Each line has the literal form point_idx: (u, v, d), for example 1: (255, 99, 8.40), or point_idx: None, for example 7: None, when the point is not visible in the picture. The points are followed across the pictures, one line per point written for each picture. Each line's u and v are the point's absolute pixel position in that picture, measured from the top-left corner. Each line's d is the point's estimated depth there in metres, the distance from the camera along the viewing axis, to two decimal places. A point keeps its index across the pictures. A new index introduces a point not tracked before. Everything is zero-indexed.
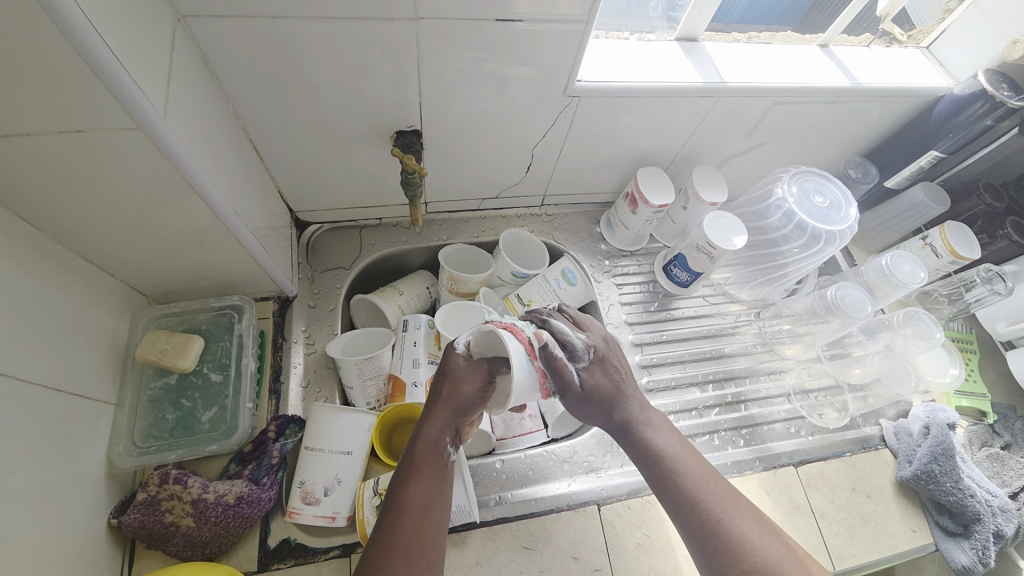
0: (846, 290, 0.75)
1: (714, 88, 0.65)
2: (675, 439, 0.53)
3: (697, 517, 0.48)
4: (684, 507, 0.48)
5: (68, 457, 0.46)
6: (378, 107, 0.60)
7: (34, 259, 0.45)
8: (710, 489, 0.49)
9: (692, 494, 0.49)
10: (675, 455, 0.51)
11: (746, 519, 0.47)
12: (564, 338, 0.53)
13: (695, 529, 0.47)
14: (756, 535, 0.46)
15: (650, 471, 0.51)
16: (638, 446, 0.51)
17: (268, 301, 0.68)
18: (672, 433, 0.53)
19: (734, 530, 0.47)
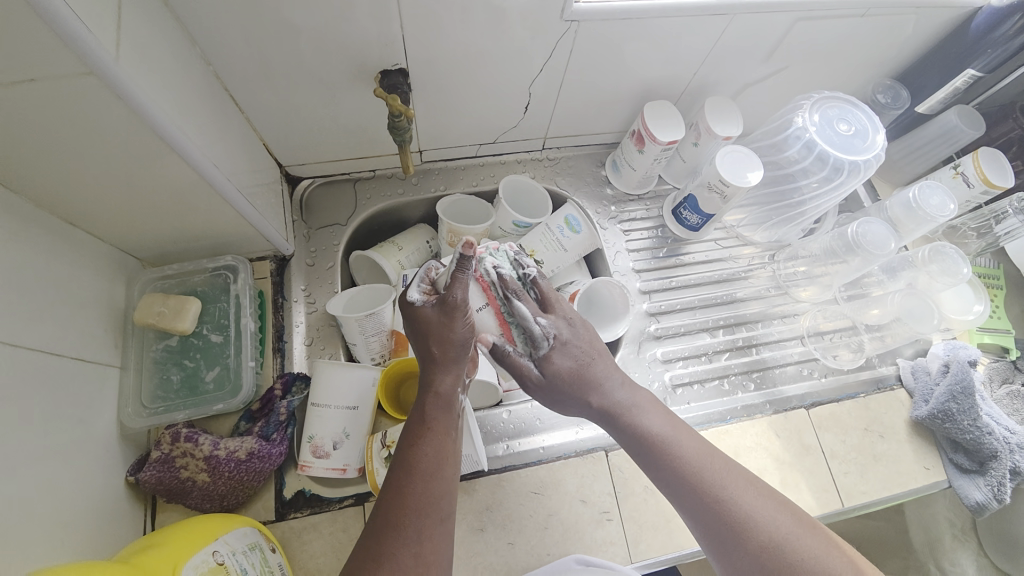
0: (869, 227, 0.70)
1: (729, 4, 0.59)
2: (665, 420, 0.54)
3: (697, 499, 0.49)
4: (684, 492, 0.49)
5: (75, 421, 0.47)
6: (360, 45, 0.55)
7: (15, 224, 0.43)
8: (708, 466, 0.50)
9: (698, 481, 0.49)
10: (664, 430, 0.52)
11: (746, 494, 0.48)
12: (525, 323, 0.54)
13: (704, 517, 0.48)
14: (756, 507, 0.47)
15: (647, 460, 0.52)
16: (631, 433, 0.53)
17: (264, 261, 0.66)
18: (662, 413, 0.54)
19: (735, 506, 0.47)
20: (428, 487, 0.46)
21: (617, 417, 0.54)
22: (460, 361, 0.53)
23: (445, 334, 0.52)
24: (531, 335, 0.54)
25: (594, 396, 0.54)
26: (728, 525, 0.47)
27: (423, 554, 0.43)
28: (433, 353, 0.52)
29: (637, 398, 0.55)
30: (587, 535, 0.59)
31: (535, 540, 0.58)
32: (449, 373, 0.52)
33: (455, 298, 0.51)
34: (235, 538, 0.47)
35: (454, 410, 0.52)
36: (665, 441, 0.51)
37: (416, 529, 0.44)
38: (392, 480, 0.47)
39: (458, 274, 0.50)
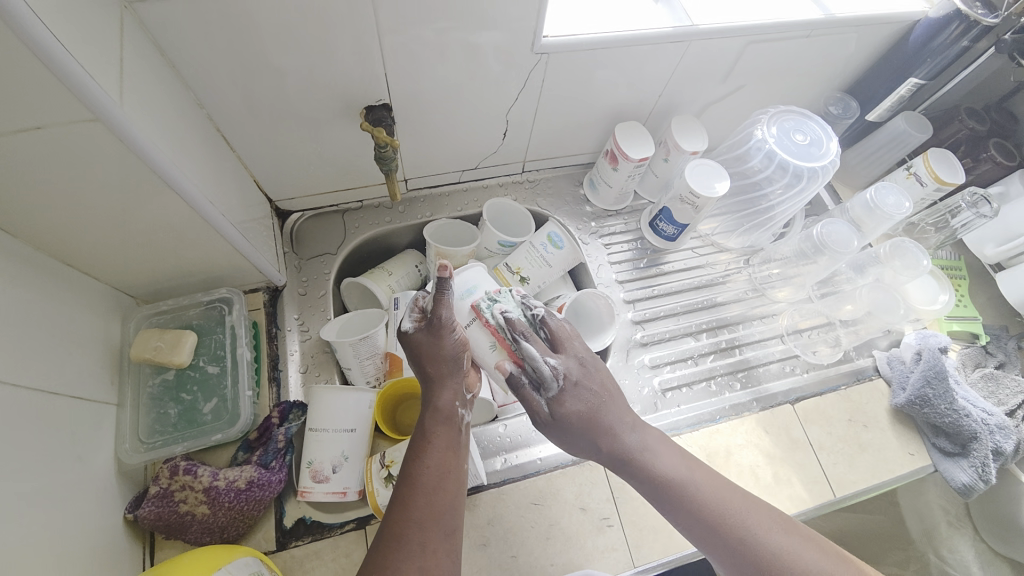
0: (832, 227, 0.75)
1: (685, 32, 0.64)
2: (678, 459, 0.54)
3: (720, 539, 0.49)
4: (706, 534, 0.50)
5: (74, 458, 0.47)
6: (344, 84, 0.59)
7: (16, 267, 0.45)
8: (729, 509, 0.50)
9: (721, 524, 0.50)
10: (678, 474, 0.53)
11: (764, 529, 0.49)
12: (554, 331, 0.56)
13: (729, 555, 0.49)
14: (776, 541, 0.48)
15: (668, 503, 0.52)
16: (645, 474, 0.53)
17: (258, 292, 0.68)
18: (671, 452, 0.55)
19: (756, 543, 0.48)
20: (432, 502, 0.47)
21: (632, 467, 0.54)
22: (456, 377, 0.54)
23: (437, 354, 0.54)
24: (558, 346, 0.56)
25: (605, 440, 0.54)
26: (752, 561, 0.48)
27: (427, 568, 0.44)
28: (429, 373, 0.54)
29: (647, 440, 0.55)
30: (590, 542, 0.59)
31: (538, 551, 0.58)
32: (447, 390, 0.54)
33: (440, 318, 0.53)
34: (237, 566, 0.47)
35: (457, 426, 0.53)
36: (680, 485, 0.52)
37: (420, 544, 0.45)
38: (397, 498, 0.48)
39: (439, 296, 0.54)
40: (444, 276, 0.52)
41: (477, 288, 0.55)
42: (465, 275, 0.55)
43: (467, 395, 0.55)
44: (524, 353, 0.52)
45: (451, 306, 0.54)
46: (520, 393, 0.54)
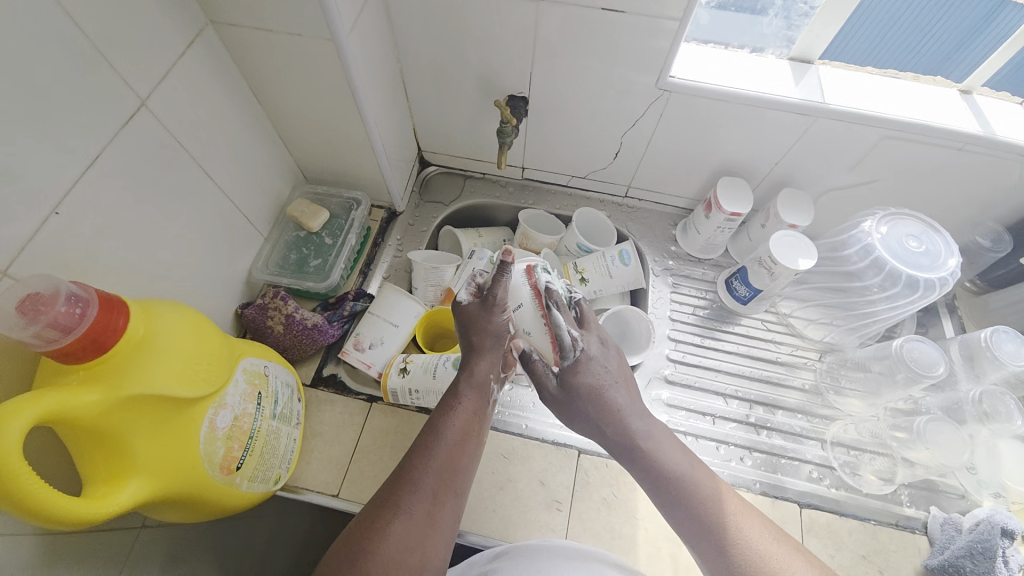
0: (918, 347, 0.68)
1: (812, 106, 0.67)
2: (683, 456, 0.58)
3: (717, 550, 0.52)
4: (701, 527, 0.53)
5: (226, 256, 0.68)
6: (499, 74, 0.74)
7: (250, 123, 0.67)
8: (729, 512, 0.54)
9: (718, 524, 0.53)
10: (680, 468, 0.56)
11: (762, 542, 0.52)
12: (557, 331, 0.58)
13: (718, 552, 0.52)
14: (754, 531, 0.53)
15: (667, 496, 0.55)
16: (649, 465, 0.57)
17: (381, 209, 0.87)
18: (677, 449, 0.59)
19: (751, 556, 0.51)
20: (450, 461, 0.54)
21: (632, 449, 0.58)
22: (498, 353, 0.61)
23: (484, 328, 0.60)
24: (562, 343, 0.58)
25: (611, 417, 0.59)
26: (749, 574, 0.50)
27: (434, 517, 0.51)
28: (474, 343, 0.61)
29: (649, 433, 0.59)
30: (533, 513, 0.64)
31: (487, 494, 0.65)
32: (485, 362, 0.60)
33: (495, 297, 0.59)
34: (282, 375, 0.62)
35: (488, 397, 0.60)
36: (681, 476, 0.56)
37: (435, 493, 0.52)
38: (421, 448, 0.55)
39: (498, 276, 0.59)
40: (507, 260, 0.58)
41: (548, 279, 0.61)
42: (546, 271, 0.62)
43: (501, 373, 0.62)
44: (551, 322, 0.58)
45: (506, 291, 0.60)
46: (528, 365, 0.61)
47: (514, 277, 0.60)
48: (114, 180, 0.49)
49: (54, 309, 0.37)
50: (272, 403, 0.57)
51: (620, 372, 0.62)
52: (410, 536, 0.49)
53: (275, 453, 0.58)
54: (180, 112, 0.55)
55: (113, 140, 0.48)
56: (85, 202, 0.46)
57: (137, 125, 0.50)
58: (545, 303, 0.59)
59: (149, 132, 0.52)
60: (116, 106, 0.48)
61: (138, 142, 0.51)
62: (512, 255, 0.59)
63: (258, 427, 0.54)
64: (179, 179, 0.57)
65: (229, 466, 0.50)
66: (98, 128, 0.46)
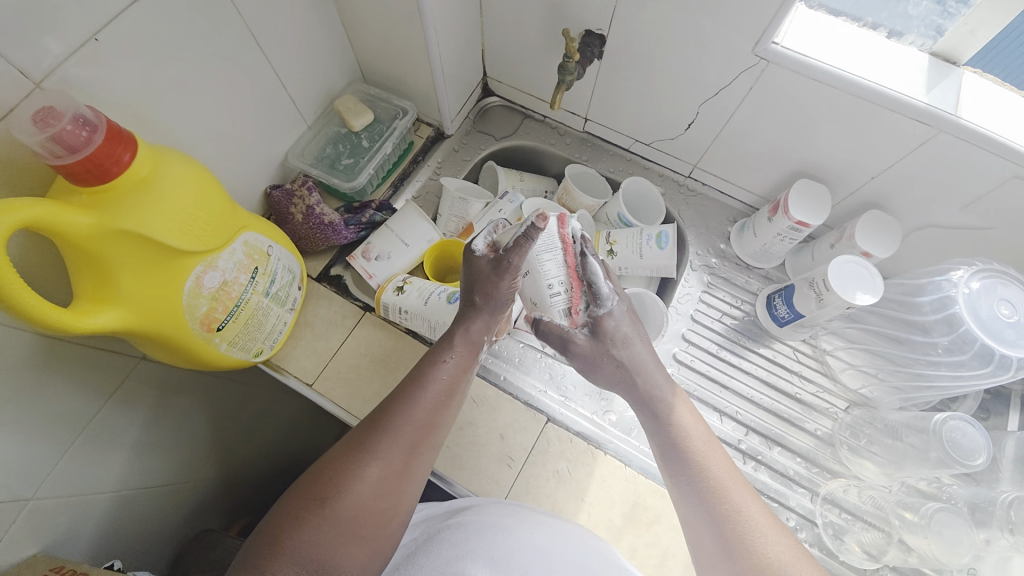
0: (962, 428, 0.57)
1: (937, 117, 0.55)
2: (699, 424, 0.57)
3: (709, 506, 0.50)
4: (700, 492, 0.51)
5: (265, 133, 0.69)
6: (581, 4, 0.66)
7: (315, 2, 0.66)
8: (732, 485, 0.51)
9: (718, 494, 0.51)
10: (692, 433, 0.55)
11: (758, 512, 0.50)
12: (591, 280, 0.57)
13: (712, 523, 0.50)
14: (752, 510, 0.50)
15: (674, 457, 0.54)
16: (666, 424, 0.56)
17: (429, 127, 0.84)
18: (693, 414, 0.58)
19: (744, 517, 0.49)
20: (431, 414, 0.54)
21: (653, 404, 0.57)
22: (494, 313, 0.60)
23: (490, 290, 0.59)
24: (597, 293, 0.58)
25: (638, 376, 0.59)
26: (737, 532, 0.48)
27: (409, 465, 0.52)
28: (474, 301, 0.60)
29: (673, 389, 0.59)
30: (484, 462, 0.63)
31: None
32: (480, 321, 0.60)
33: (509, 261, 0.57)
34: (286, 259, 0.64)
35: (476, 356, 0.60)
36: (692, 441, 0.54)
37: (412, 443, 0.52)
38: (406, 396, 0.55)
39: (521, 241, 0.55)
40: (540, 224, 0.55)
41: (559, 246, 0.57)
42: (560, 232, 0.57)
43: (494, 334, 0.62)
44: (584, 270, 0.57)
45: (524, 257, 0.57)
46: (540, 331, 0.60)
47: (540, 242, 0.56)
48: (161, 23, 0.49)
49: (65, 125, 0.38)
50: (267, 282, 0.60)
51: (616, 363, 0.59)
52: (383, 478, 0.50)
53: (260, 328, 0.60)
54: None
55: None
56: (129, 37, 0.47)
57: None
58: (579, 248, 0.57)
59: None
60: None
61: None
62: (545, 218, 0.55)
63: (246, 299, 0.56)
64: (230, 41, 0.57)
65: (209, 325, 0.53)
66: None
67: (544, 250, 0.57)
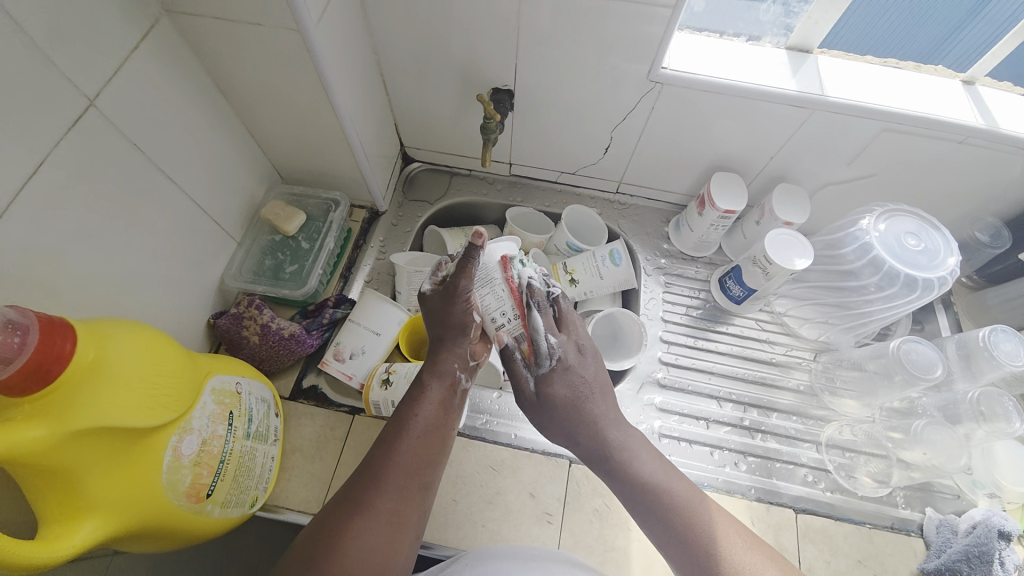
0: (916, 347, 0.66)
1: (810, 99, 0.64)
2: (656, 460, 0.56)
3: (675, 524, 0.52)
4: (671, 535, 0.52)
5: (195, 263, 0.64)
6: (481, 66, 0.70)
7: (218, 121, 0.63)
8: (700, 513, 0.52)
9: (688, 530, 0.51)
10: (645, 469, 0.55)
11: (723, 519, 0.52)
12: (534, 336, 0.55)
13: (688, 557, 0.51)
14: (725, 533, 0.51)
15: (637, 503, 0.54)
16: (620, 476, 0.55)
17: (362, 209, 0.83)
18: (651, 450, 0.57)
19: (705, 526, 0.51)
20: (417, 457, 0.52)
21: (604, 459, 0.56)
22: (460, 340, 0.57)
23: (447, 318, 0.57)
24: (536, 349, 0.56)
25: (586, 427, 0.57)
26: (704, 544, 0.50)
27: (399, 515, 0.48)
28: (439, 335, 0.58)
29: (627, 436, 0.57)
30: (524, 527, 0.61)
31: (475, 508, 0.62)
32: (450, 353, 0.58)
33: (458, 286, 0.55)
34: (258, 390, 0.59)
35: (457, 387, 0.57)
36: (651, 482, 0.54)
37: (398, 490, 0.49)
38: (386, 444, 0.52)
39: (467, 264, 0.55)
40: (477, 244, 0.53)
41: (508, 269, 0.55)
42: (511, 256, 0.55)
43: (470, 362, 0.59)
44: (529, 323, 0.55)
45: (473, 281, 0.55)
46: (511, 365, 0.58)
47: (483, 264, 0.55)
48: (62, 188, 0.45)
49: None
50: (246, 423, 0.54)
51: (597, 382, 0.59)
52: (372, 537, 0.46)
53: (251, 474, 0.55)
54: (137, 111, 0.51)
55: (56, 144, 0.44)
56: (29, 212, 0.42)
57: (86, 126, 0.46)
58: (527, 301, 0.55)
59: (100, 134, 0.48)
60: (61, 106, 0.44)
61: (88, 144, 0.47)
62: (482, 238, 0.53)
63: (230, 450, 0.51)
64: (137, 182, 0.53)
65: (198, 494, 0.47)
66: (41, 130, 0.42)
67: (480, 283, 0.55)
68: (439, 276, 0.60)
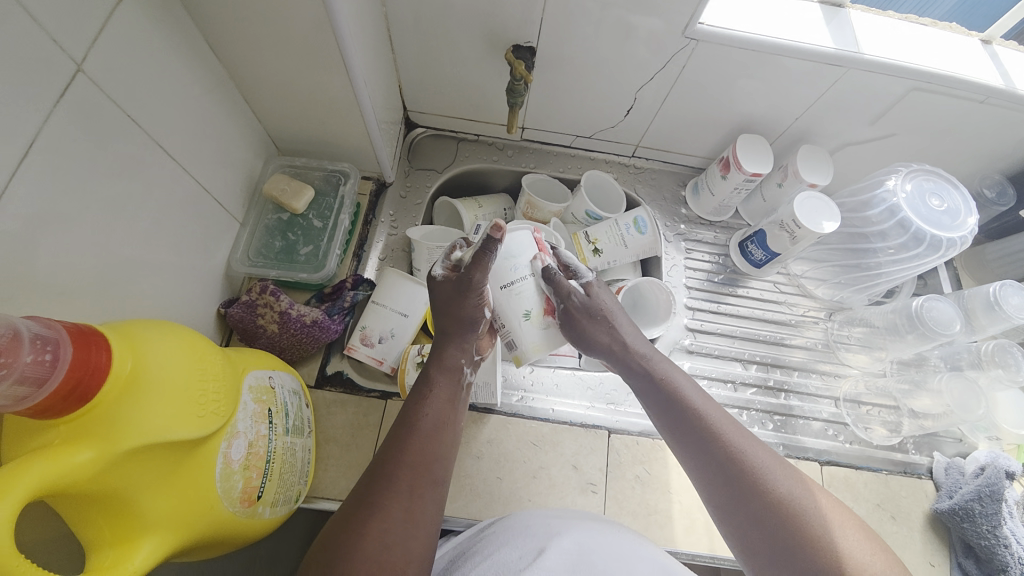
0: (936, 305, 0.69)
1: (848, 56, 0.62)
2: (690, 382, 0.56)
3: (716, 454, 0.49)
4: (702, 442, 0.50)
5: (199, 248, 0.58)
6: (501, 21, 0.64)
7: (211, 86, 0.56)
8: (729, 426, 0.51)
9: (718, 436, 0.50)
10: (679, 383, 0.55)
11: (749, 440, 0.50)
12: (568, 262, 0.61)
13: (719, 468, 0.49)
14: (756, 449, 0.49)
15: (670, 413, 0.53)
16: (658, 387, 0.55)
17: (368, 181, 0.77)
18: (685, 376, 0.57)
19: (752, 459, 0.48)
20: (428, 451, 0.48)
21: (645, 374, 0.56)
22: (468, 333, 0.56)
23: (456, 311, 0.55)
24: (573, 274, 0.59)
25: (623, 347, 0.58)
26: (748, 477, 0.47)
27: (413, 511, 0.44)
28: (444, 327, 0.56)
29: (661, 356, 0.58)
30: (569, 498, 0.62)
31: (521, 484, 0.62)
32: (454, 347, 0.55)
33: (472, 279, 0.54)
34: (288, 382, 0.55)
35: (461, 383, 0.55)
36: (681, 394, 0.54)
37: (408, 485, 0.45)
38: (395, 439, 0.49)
39: (480, 255, 0.53)
40: (497, 236, 0.52)
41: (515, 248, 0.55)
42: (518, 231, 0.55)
43: (474, 355, 0.57)
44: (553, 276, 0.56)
45: (486, 275, 0.54)
46: (553, 281, 0.56)
47: (499, 257, 0.54)
48: (55, 171, 0.39)
49: (20, 361, 0.28)
50: (284, 418, 0.50)
51: (607, 326, 0.59)
52: (387, 534, 0.42)
53: (294, 470, 0.52)
54: (125, 78, 0.44)
55: (44, 122, 0.37)
56: (26, 199, 0.37)
57: (78, 96, 0.39)
58: (550, 243, 0.59)
59: (91, 105, 0.41)
60: (48, 72, 0.37)
61: (78, 120, 0.40)
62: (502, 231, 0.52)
63: (274, 448, 0.47)
64: (135, 161, 0.47)
65: (249, 498, 0.44)
66: (28, 103, 0.36)
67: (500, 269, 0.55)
68: (452, 259, 0.58)
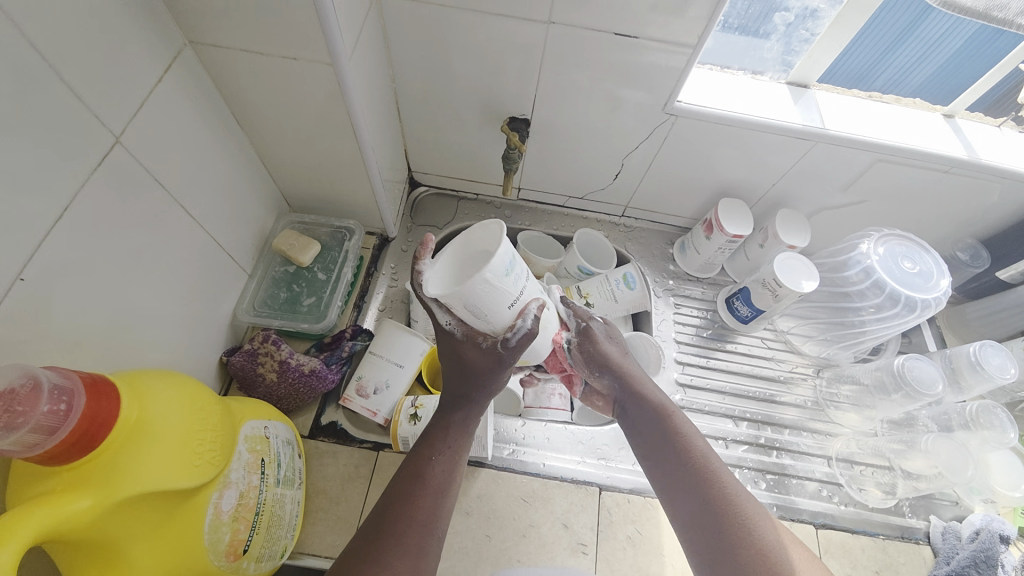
0: (917, 364, 0.70)
1: (815, 131, 0.68)
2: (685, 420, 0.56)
3: (705, 493, 0.49)
4: (693, 480, 0.50)
5: (208, 298, 0.61)
6: (499, 96, 0.71)
7: (234, 152, 0.61)
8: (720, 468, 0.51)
9: (707, 477, 0.50)
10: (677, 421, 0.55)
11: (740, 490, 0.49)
12: None
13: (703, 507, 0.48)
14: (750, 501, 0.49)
15: (665, 447, 0.53)
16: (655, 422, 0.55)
17: (372, 236, 0.82)
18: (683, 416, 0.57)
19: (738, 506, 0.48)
20: (432, 505, 0.47)
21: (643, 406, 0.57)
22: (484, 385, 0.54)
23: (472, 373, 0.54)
24: None
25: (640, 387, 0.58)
26: (728, 520, 0.47)
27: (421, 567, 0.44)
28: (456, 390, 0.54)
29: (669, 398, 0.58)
30: (559, 558, 0.61)
31: (510, 543, 0.61)
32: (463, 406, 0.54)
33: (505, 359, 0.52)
34: (281, 431, 0.55)
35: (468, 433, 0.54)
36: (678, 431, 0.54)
37: (410, 544, 0.44)
38: (403, 492, 0.47)
39: (523, 340, 0.51)
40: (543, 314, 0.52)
41: (515, 263, 0.48)
42: (499, 253, 0.45)
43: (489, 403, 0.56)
44: None
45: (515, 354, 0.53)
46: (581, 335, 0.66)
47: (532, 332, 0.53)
48: (86, 229, 0.43)
49: (37, 410, 0.31)
50: (276, 469, 0.51)
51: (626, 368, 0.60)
52: None
53: (282, 524, 0.51)
54: (157, 146, 0.49)
55: (83, 187, 0.42)
56: (57, 256, 0.40)
57: (114, 164, 0.44)
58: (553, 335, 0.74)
59: (125, 172, 0.46)
60: (91, 145, 0.42)
61: (112, 185, 0.45)
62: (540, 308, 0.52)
63: (264, 500, 0.48)
64: (158, 221, 0.51)
65: (235, 552, 0.44)
66: (70, 170, 0.40)
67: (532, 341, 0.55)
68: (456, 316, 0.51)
